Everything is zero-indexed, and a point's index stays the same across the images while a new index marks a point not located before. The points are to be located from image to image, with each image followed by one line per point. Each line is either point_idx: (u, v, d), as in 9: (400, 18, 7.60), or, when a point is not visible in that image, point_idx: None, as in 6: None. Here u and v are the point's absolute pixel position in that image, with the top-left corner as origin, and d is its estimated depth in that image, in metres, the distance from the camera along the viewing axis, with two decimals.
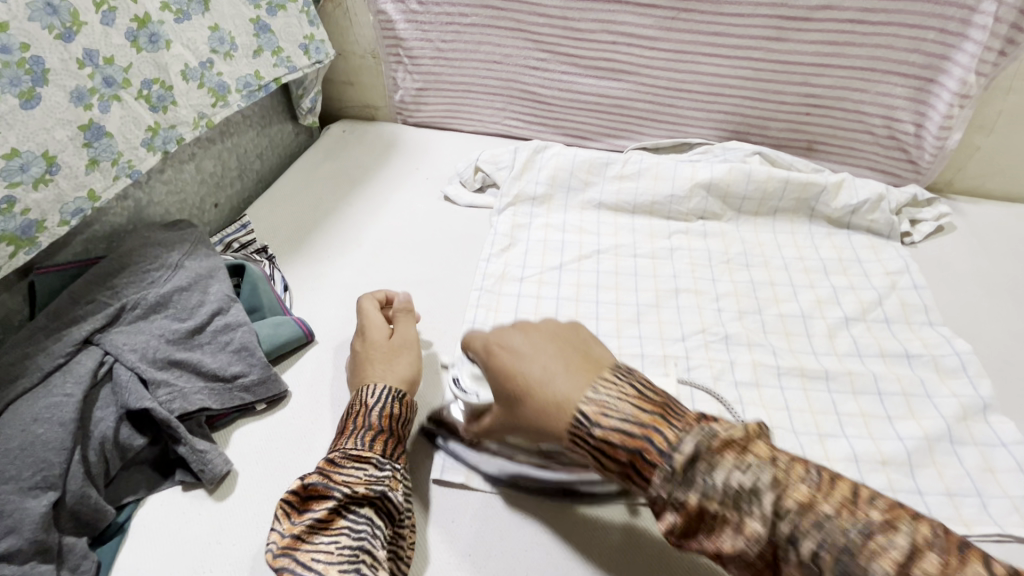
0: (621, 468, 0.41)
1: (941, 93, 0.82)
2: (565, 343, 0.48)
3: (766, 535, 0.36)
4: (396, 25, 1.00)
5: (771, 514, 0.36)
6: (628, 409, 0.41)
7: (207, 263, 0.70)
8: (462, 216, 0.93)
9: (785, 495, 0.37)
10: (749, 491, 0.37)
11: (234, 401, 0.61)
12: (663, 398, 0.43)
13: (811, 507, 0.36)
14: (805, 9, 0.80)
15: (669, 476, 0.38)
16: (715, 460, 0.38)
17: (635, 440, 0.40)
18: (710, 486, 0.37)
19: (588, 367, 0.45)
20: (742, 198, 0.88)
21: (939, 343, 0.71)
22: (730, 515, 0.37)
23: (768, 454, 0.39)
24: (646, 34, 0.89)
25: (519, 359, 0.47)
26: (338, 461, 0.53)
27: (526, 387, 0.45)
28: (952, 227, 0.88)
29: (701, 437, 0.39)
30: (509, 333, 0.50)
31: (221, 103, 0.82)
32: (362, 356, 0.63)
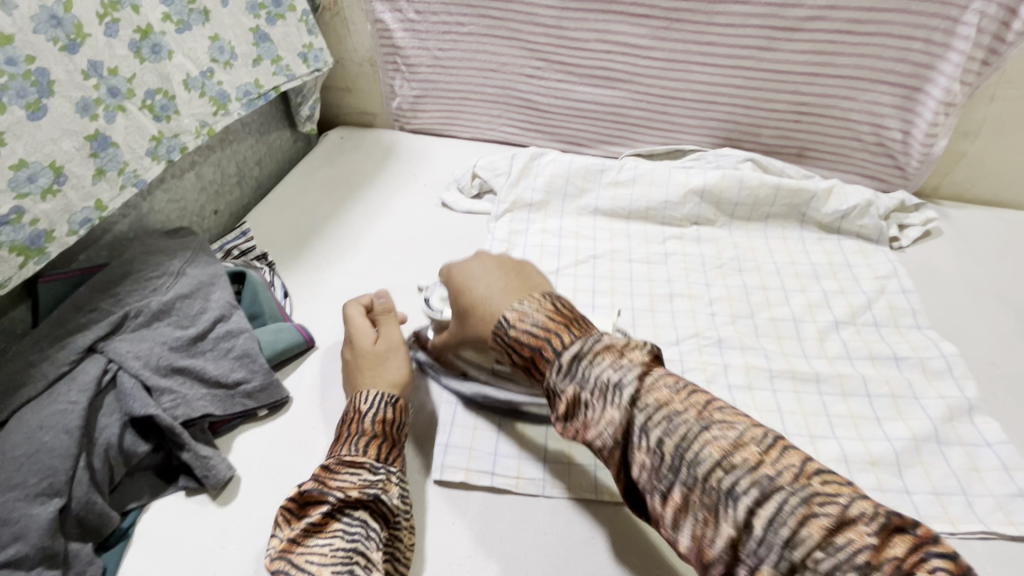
0: (525, 363, 0.51)
1: (927, 102, 0.84)
2: (513, 269, 0.58)
3: (621, 419, 0.44)
4: (393, 34, 1.01)
5: (629, 403, 0.44)
6: (540, 315, 0.50)
7: (209, 271, 0.71)
8: (459, 222, 0.94)
9: (645, 391, 0.44)
10: (615, 385, 0.45)
11: (237, 407, 0.62)
12: (576, 314, 0.51)
13: (667, 405, 0.43)
14: (795, 20, 0.82)
15: (558, 369, 0.47)
16: (595, 360, 0.46)
17: (538, 340, 0.49)
18: (587, 378, 0.46)
19: (520, 288, 0.55)
20: (735, 204, 0.90)
21: (926, 346, 0.73)
22: (598, 404, 0.45)
23: (643, 361, 0.46)
24: (640, 44, 0.90)
25: (470, 279, 0.58)
26: (333, 466, 0.54)
27: (471, 301, 0.56)
28: (939, 232, 0.91)
29: (591, 342, 0.48)
30: (468, 263, 0.60)
31: (221, 112, 0.83)
32: (352, 365, 0.63)
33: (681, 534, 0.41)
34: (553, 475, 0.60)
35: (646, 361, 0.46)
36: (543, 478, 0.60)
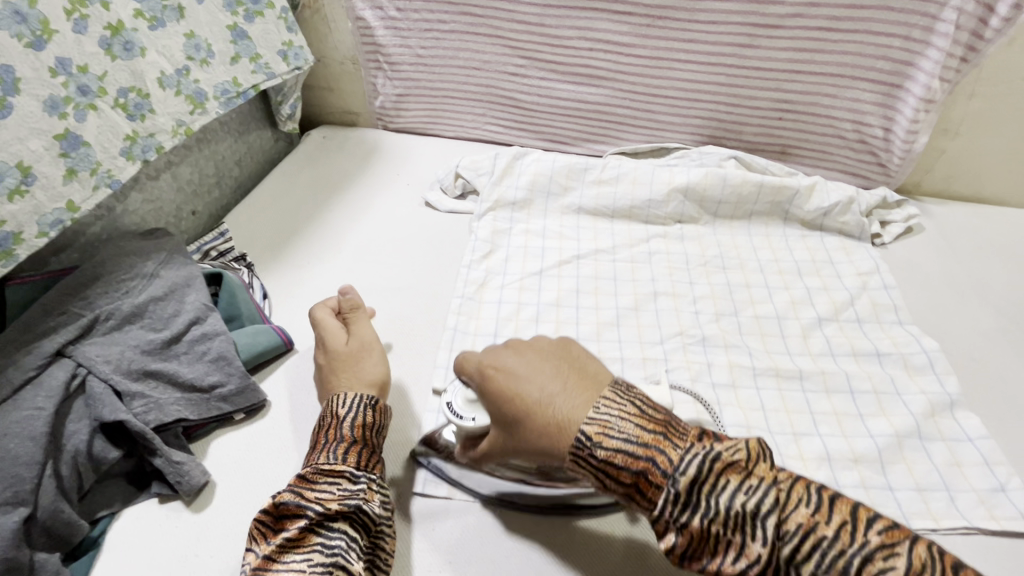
0: (626, 488, 0.42)
1: (907, 99, 0.84)
2: (560, 361, 0.50)
3: (767, 556, 0.37)
4: (374, 32, 1.00)
5: (774, 536, 0.38)
6: (633, 429, 0.43)
7: (184, 272, 0.69)
8: (443, 222, 0.93)
9: (784, 515, 0.38)
10: (751, 515, 0.38)
11: (212, 411, 0.61)
12: (663, 418, 0.44)
13: (812, 530, 0.37)
14: (775, 17, 0.82)
15: (673, 498, 0.40)
16: (717, 482, 0.39)
17: (639, 461, 0.42)
18: (714, 508, 0.39)
19: (587, 387, 0.47)
20: (718, 202, 0.90)
21: (908, 342, 0.73)
22: (733, 537, 0.38)
23: (772, 475, 0.40)
24: (622, 41, 0.90)
25: (516, 378, 0.49)
26: (309, 477, 0.52)
27: (526, 408, 0.47)
28: (920, 228, 0.91)
29: (705, 460, 0.40)
30: (504, 358, 0.52)
31: (199, 111, 0.81)
32: (326, 366, 0.63)
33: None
34: None
35: (770, 472, 0.40)
36: None
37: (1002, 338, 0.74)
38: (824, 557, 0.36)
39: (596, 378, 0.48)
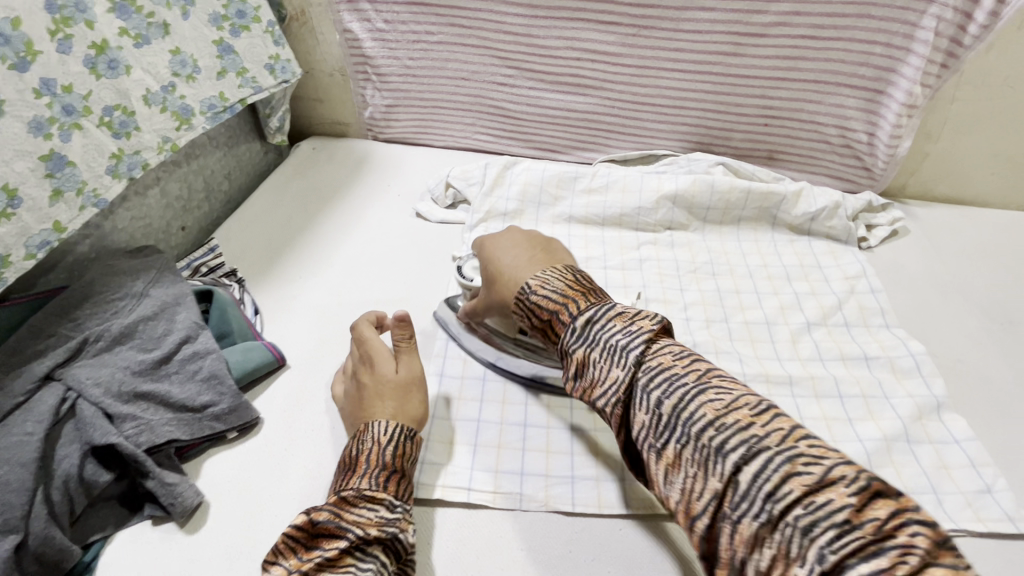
0: (544, 325, 0.55)
1: (890, 104, 0.86)
2: (538, 245, 0.64)
3: (625, 377, 0.46)
4: (362, 44, 1.00)
5: (634, 364, 0.46)
6: (563, 285, 0.55)
7: (174, 290, 0.69)
8: (434, 232, 0.93)
9: (651, 355, 0.46)
10: (625, 347, 0.48)
11: (204, 430, 0.61)
12: (594, 286, 0.56)
13: (668, 369, 0.45)
14: (759, 26, 0.83)
15: (572, 332, 0.51)
16: (606, 323, 0.50)
17: (557, 304, 0.54)
18: (598, 340, 0.50)
19: (547, 261, 0.61)
20: (707, 208, 0.90)
21: (895, 345, 0.74)
22: (607, 364, 0.48)
23: (651, 329, 0.49)
24: (608, 51, 0.91)
25: (499, 248, 0.65)
26: (350, 498, 0.50)
27: (498, 270, 0.63)
28: (906, 231, 0.92)
29: (603, 309, 0.52)
30: (499, 237, 0.67)
31: (185, 127, 0.81)
32: (370, 390, 0.59)
33: (671, 489, 0.42)
34: (530, 489, 0.60)
35: (657, 332, 0.49)
36: (520, 493, 0.60)
37: (987, 339, 0.76)
38: (668, 386, 0.44)
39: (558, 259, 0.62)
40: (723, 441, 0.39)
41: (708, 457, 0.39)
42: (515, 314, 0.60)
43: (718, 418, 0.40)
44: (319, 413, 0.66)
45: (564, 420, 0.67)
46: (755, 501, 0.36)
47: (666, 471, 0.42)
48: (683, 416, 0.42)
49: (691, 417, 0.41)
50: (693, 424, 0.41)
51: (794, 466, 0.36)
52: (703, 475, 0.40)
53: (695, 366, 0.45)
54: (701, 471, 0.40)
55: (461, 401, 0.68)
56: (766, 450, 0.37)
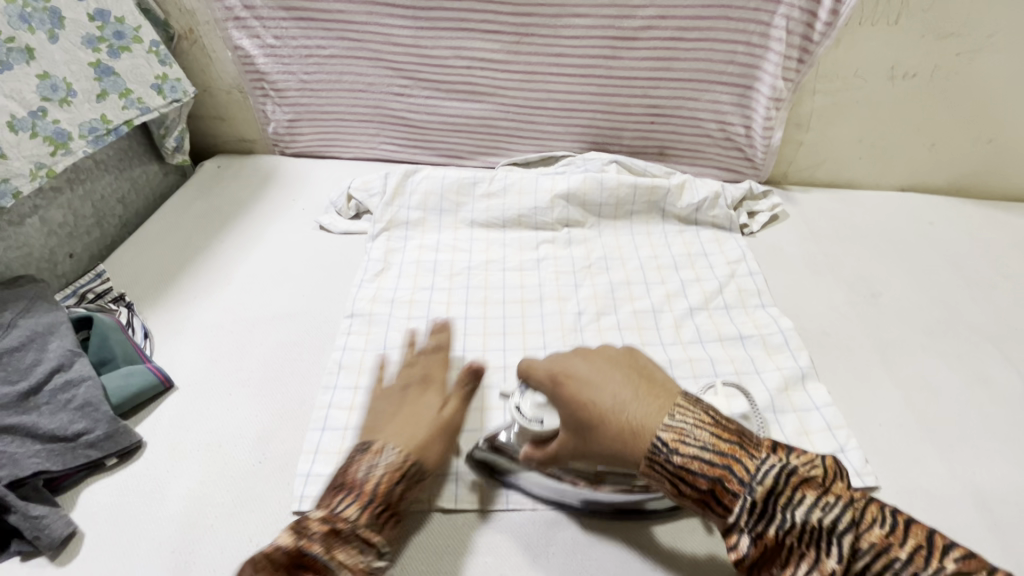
0: (700, 496, 0.45)
1: (759, 98, 0.91)
2: (632, 374, 0.53)
3: (842, 570, 0.40)
4: (255, 60, 1.00)
5: (847, 551, 0.40)
6: (711, 440, 0.46)
7: (47, 320, 0.69)
8: (337, 245, 0.94)
9: (859, 535, 0.41)
10: (824, 528, 0.41)
11: (78, 459, 0.60)
12: (735, 427, 0.48)
13: (887, 551, 0.40)
14: (631, 30, 0.87)
15: (749, 507, 0.43)
16: (795, 493, 0.43)
17: (715, 468, 0.45)
18: (788, 516, 0.42)
19: (660, 398, 0.50)
20: (600, 205, 0.95)
21: (767, 323, 0.79)
22: (806, 549, 0.41)
23: (844, 494, 0.43)
24: (496, 58, 0.94)
25: (588, 386, 0.52)
26: (346, 533, 0.47)
27: (598, 413, 0.50)
28: (786, 216, 0.99)
29: (780, 468, 0.44)
30: (575, 365, 0.55)
31: (62, 151, 0.80)
32: (388, 413, 0.58)
33: None
34: None
35: (844, 493, 0.44)
36: None
37: (852, 312, 0.82)
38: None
39: (666, 388, 0.51)
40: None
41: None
42: (648, 479, 0.48)
43: None
44: (207, 432, 0.67)
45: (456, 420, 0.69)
46: None
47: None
48: None
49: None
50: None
51: None
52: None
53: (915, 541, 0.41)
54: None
55: (352, 411, 0.68)
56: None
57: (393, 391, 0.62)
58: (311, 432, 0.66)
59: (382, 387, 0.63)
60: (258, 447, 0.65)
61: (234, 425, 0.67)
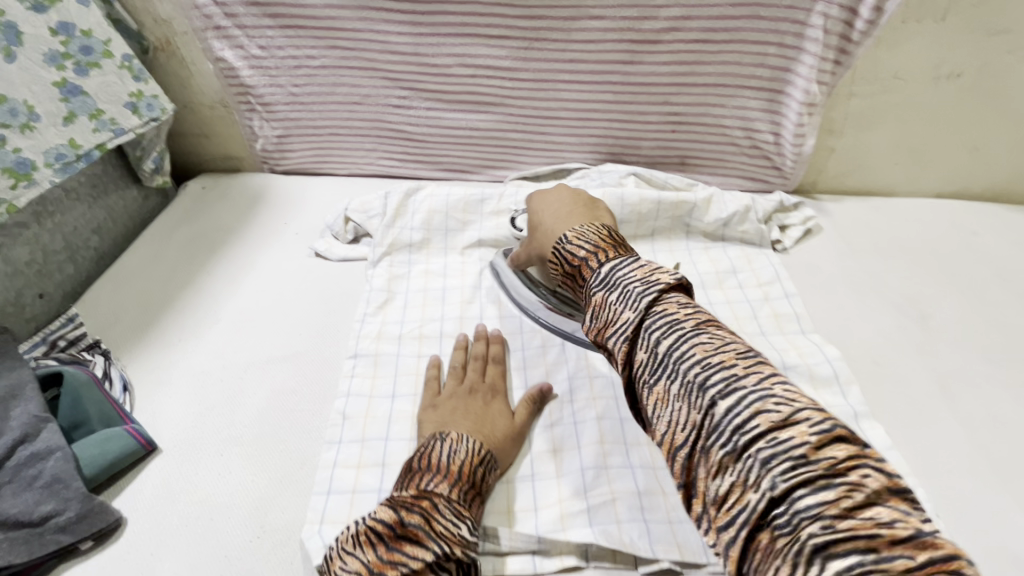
0: (574, 271, 0.62)
1: (790, 103, 0.84)
2: (583, 200, 0.72)
3: (635, 320, 0.50)
4: (239, 72, 0.91)
5: (647, 308, 0.50)
6: (596, 238, 0.62)
7: (10, 380, 0.61)
8: (335, 272, 0.86)
9: (665, 301, 0.51)
10: (640, 292, 0.52)
11: (46, 547, 0.52)
12: (624, 244, 0.62)
13: (676, 317, 0.49)
14: (652, 32, 0.79)
15: (593, 276, 0.58)
16: (630, 271, 0.55)
17: (589, 252, 0.61)
18: (615, 283, 0.55)
19: (586, 215, 0.69)
20: (620, 222, 0.87)
21: (812, 351, 0.72)
22: (619, 305, 0.53)
23: (672, 280, 0.53)
24: (503, 65, 0.85)
25: (545, 204, 0.74)
26: (441, 507, 0.50)
27: (541, 222, 0.72)
28: (819, 229, 0.92)
29: (629, 260, 0.57)
30: (551, 192, 0.76)
31: (24, 183, 0.72)
32: (458, 409, 0.62)
33: (659, 421, 0.46)
34: None
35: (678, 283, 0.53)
36: None
37: (900, 336, 0.75)
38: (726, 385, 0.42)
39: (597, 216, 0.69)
40: (709, 379, 0.43)
41: (693, 389, 0.44)
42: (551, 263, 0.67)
43: (710, 359, 0.45)
44: (197, 502, 0.59)
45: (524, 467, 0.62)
46: (681, 377, 0.45)
47: (655, 407, 0.47)
48: (676, 357, 0.46)
49: (683, 359, 0.46)
50: (686, 365, 0.45)
51: (770, 405, 0.40)
52: (693, 417, 0.43)
53: (780, 387, 0.42)
54: (687, 403, 0.44)
55: (360, 470, 0.61)
56: (744, 391, 0.42)
57: (463, 392, 0.65)
58: (315, 497, 0.58)
59: (446, 386, 0.66)
60: (256, 517, 0.58)
61: (227, 492, 0.60)
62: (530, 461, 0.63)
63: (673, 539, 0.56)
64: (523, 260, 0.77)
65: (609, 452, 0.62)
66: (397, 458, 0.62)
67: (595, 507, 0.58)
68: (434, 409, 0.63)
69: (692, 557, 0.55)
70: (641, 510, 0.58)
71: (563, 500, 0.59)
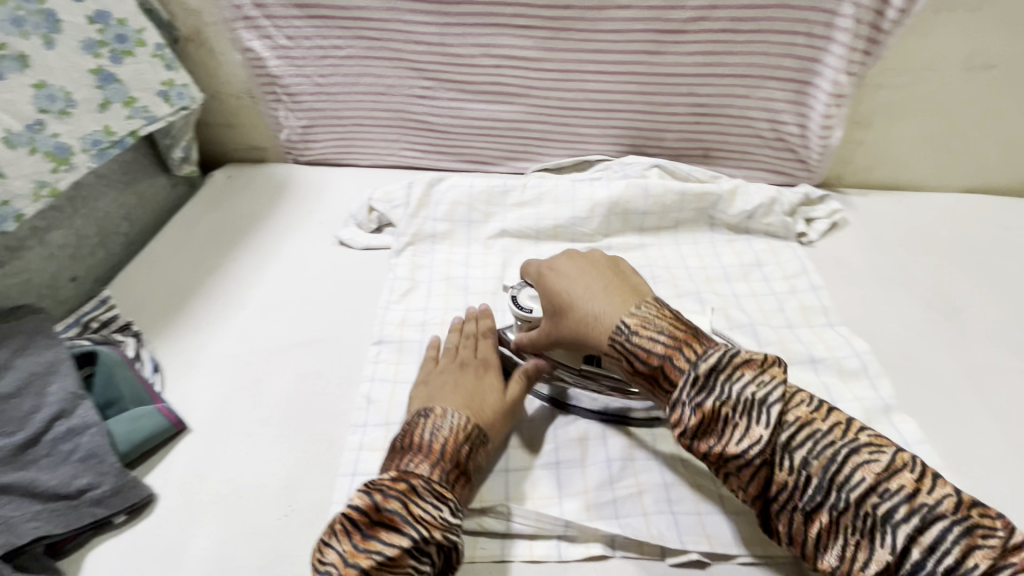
0: (651, 371, 0.52)
1: (818, 95, 0.83)
2: (605, 267, 0.62)
3: (767, 436, 0.46)
4: (266, 62, 0.92)
5: (776, 423, 0.47)
6: (667, 327, 0.53)
7: (47, 357, 0.62)
8: (358, 261, 0.87)
9: (788, 410, 0.47)
10: (761, 401, 0.47)
11: (82, 519, 0.53)
12: (691, 325, 0.55)
13: (811, 425, 0.47)
14: (679, 22, 0.79)
15: (692, 382, 0.49)
16: (734, 373, 0.49)
17: (667, 348, 0.52)
18: (728, 394, 0.48)
19: (626, 290, 0.58)
20: (644, 214, 0.86)
21: (840, 344, 0.71)
22: (743, 423, 0.47)
23: (782, 376, 0.49)
24: (527, 56, 0.86)
25: (565, 280, 0.62)
26: (421, 489, 0.50)
27: (571, 303, 0.59)
28: (845, 222, 0.90)
29: (724, 353, 0.50)
30: (558, 265, 0.65)
31: (64, 167, 0.74)
32: (451, 384, 0.61)
33: (829, 555, 0.45)
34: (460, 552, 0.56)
35: (781, 375, 0.49)
36: None
37: (930, 331, 0.74)
38: (815, 445, 0.46)
39: (635, 287, 0.59)
40: (893, 511, 0.43)
41: (873, 526, 0.43)
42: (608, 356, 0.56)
43: (880, 484, 0.44)
44: (226, 480, 0.60)
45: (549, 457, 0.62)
46: (857, 506, 0.44)
47: (819, 535, 0.45)
48: (845, 484, 0.44)
49: (851, 483, 0.44)
50: (855, 491, 0.44)
51: (970, 539, 0.41)
52: (873, 550, 0.43)
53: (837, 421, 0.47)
54: (864, 540, 0.43)
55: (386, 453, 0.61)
56: (943, 520, 0.42)
57: (454, 366, 0.64)
58: (340, 478, 0.59)
59: (439, 363, 0.66)
60: (284, 497, 0.59)
61: (255, 472, 0.61)
62: (555, 448, 0.63)
63: (701, 530, 0.56)
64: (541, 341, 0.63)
65: (635, 445, 0.62)
66: None
67: (621, 499, 0.58)
68: (426, 384, 0.63)
69: (722, 548, 0.54)
70: (668, 502, 0.58)
71: (589, 491, 0.59)
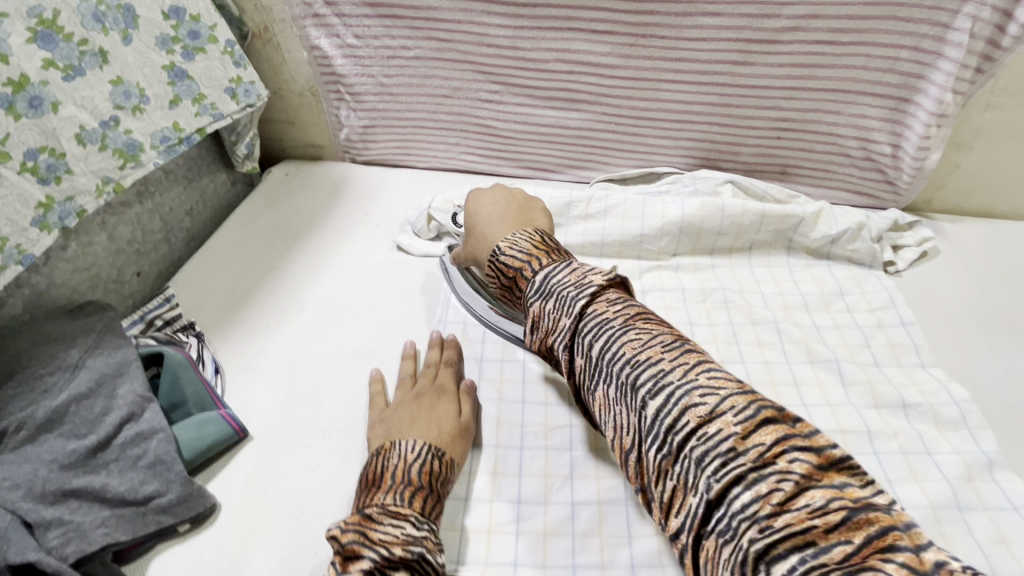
0: (511, 281, 0.63)
1: (918, 114, 0.77)
2: (519, 199, 0.73)
3: (570, 324, 0.53)
4: (333, 61, 0.91)
5: (576, 313, 0.53)
6: (530, 245, 0.62)
7: (116, 358, 0.62)
8: (416, 269, 0.85)
9: (594, 303, 0.53)
10: (570, 296, 0.54)
11: (149, 527, 0.53)
12: (558, 248, 0.63)
13: (603, 316, 0.52)
14: (771, 31, 0.74)
15: (533, 284, 0.59)
16: (561, 278, 0.57)
17: (524, 261, 0.61)
18: (552, 293, 0.56)
19: (514, 223, 0.68)
20: (717, 233, 0.81)
21: (935, 390, 0.65)
22: (553, 313, 0.55)
23: (603, 280, 0.55)
24: (604, 62, 0.82)
25: (479, 204, 0.73)
26: (376, 515, 0.49)
27: (477, 226, 0.71)
28: (936, 252, 0.84)
29: (562, 266, 0.58)
30: (483, 193, 0.75)
31: (131, 164, 0.73)
32: (409, 418, 0.59)
33: (608, 425, 0.50)
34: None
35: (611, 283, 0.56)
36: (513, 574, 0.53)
37: None
38: (599, 331, 0.51)
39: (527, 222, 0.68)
40: (639, 380, 0.46)
41: (627, 391, 0.47)
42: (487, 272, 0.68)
43: (636, 358, 0.47)
44: (285, 494, 0.59)
45: (620, 492, 0.58)
46: (615, 377, 0.48)
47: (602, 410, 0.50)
48: (609, 358, 0.49)
49: (614, 360, 0.49)
50: (617, 367, 0.48)
51: (693, 401, 0.42)
52: (627, 413, 0.47)
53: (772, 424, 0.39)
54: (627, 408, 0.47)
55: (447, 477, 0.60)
56: (672, 387, 0.44)
57: (409, 398, 0.62)
58: None
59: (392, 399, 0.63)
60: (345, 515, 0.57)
61: (316, 488, 0.59)
62: (623, 484, 0.59)
63: None
64: (462, 259, 0.77)
65: None
66: (486, 469, 0.61)
67: None
68: (383, 422, 0.60)
69: None
70: None
71: (660, 532, 0.55)
